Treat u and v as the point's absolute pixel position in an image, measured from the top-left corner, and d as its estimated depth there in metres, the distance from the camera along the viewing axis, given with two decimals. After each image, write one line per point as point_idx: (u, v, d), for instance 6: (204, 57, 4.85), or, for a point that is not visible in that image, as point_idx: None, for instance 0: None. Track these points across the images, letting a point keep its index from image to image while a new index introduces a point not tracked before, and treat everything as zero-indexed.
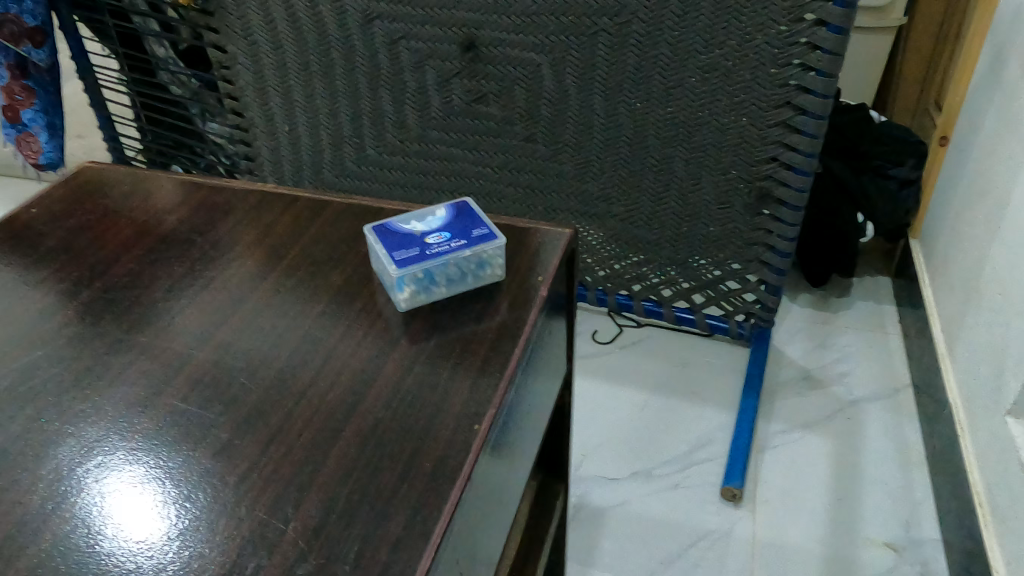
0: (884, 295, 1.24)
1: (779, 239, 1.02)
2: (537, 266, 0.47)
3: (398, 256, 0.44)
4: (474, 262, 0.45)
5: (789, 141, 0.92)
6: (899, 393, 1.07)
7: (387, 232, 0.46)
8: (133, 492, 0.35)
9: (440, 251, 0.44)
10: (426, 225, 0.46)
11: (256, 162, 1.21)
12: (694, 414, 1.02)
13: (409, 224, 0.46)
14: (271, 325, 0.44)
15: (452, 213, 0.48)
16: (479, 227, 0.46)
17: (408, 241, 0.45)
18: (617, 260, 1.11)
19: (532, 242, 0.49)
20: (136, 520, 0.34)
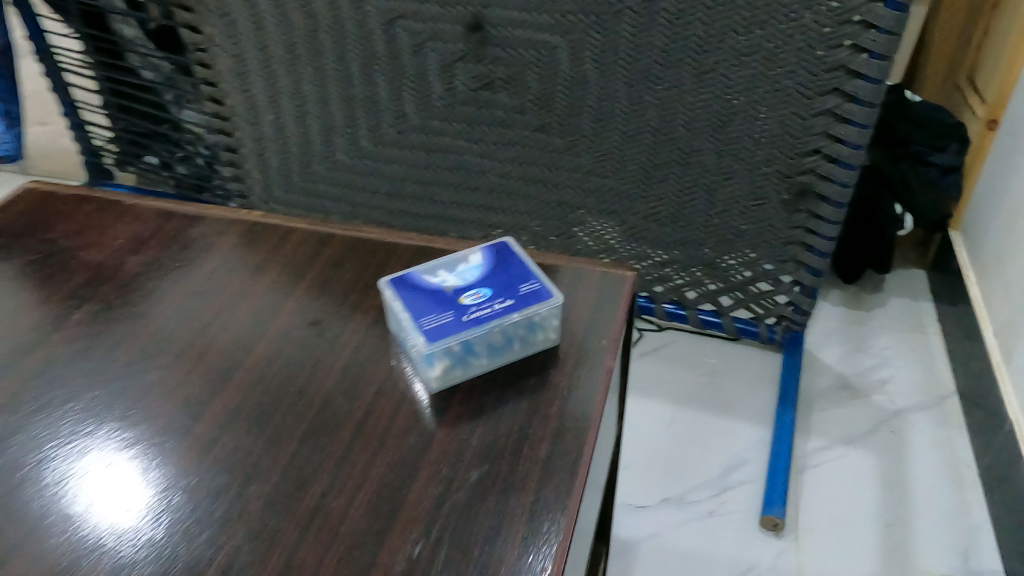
0: (920, 291, 1.15)
1: (819, 238, 0.92)
2: (595, 326, 0.43)
3: (431, 325, 0.40)
4: (522, 326, 0.41)
5: (836, 132, 0.82)
6: (945, 402, 0.98)
7: (415, 293, 0.42)
8: (112, 475, 0.36)
9: (479, 316, 0.40)
10: (462, 283, 0.43)
11: (239, 154, 1.09)
12: (728, 430, 0.94)
13: (442, 283, 0.43)
14: (292, 412, 0.38)
15: (493, 266, 0.44)
16: (524, 285, 0.42)
17: (442, 305, 0.41)
18: (639, 261, 1.02)
19: (592, 298, 0.44)
20: (112, 504, 0.35)
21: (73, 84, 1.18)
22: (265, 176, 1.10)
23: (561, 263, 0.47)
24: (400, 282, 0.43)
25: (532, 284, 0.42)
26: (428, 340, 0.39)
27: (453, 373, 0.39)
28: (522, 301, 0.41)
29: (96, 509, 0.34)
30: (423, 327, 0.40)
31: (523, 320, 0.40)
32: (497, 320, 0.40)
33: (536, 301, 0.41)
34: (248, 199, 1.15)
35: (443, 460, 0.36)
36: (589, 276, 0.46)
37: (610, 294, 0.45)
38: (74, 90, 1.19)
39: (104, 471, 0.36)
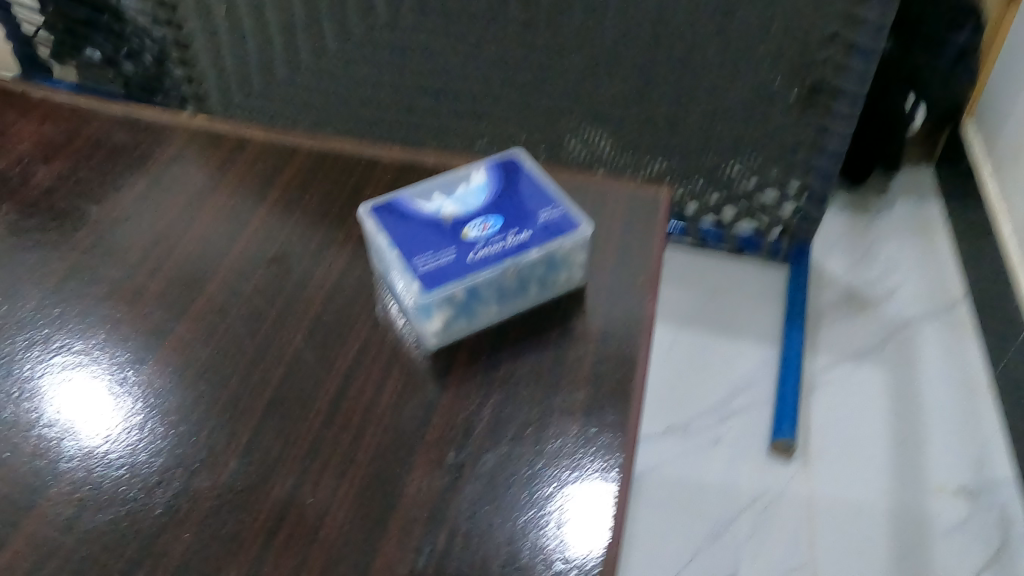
0: (927, 191, 1.08)
1: (832, 139, 0.84)
2: (624, 259, 0.38)
3: (429, 267, 0.34)
4: (539, 263, 0.35)
5: (856, 16, 0.74)
6: (955, 308, 0.92)
7: (406, 223, 0.36)
8: (86, 384, 0.33)
9: (487, 254, 0.34)
10: (463, 208, 0.36)
11: (188, 52, 0.95)
12: (733, 350, 0.90)
13: (439, 207, 0.36)
14: (264, 372, 0.33)
15: (499, 185, 0.37)
16: (539, 211, 0.36)
17: (441, 238, 0.35)
18: (636, 171, 0.95)
19: (620, 223, 0.40)
20: (89, 415, 0.32)
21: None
22: (220, 76, 0.97)
23: (585, 180, 0.42)
24: (387, 207, 0.36)
25: (549, 211, 0.36)
26: (428, 289, 0.33)
27: (455, 324, 0.34)
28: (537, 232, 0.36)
29: (73, 420, 0.32)
30: (419, 269, 0.34)
31: (542, 258, 0.35)
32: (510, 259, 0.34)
33: (556, 235, 0.35)
34: (203, 103, 1.01)
35: (447, 435, 0.31)
36: (615, 195, 0.41)
37: (641, 218, 0.40)
38: None
39: (73, 381, 0.33)
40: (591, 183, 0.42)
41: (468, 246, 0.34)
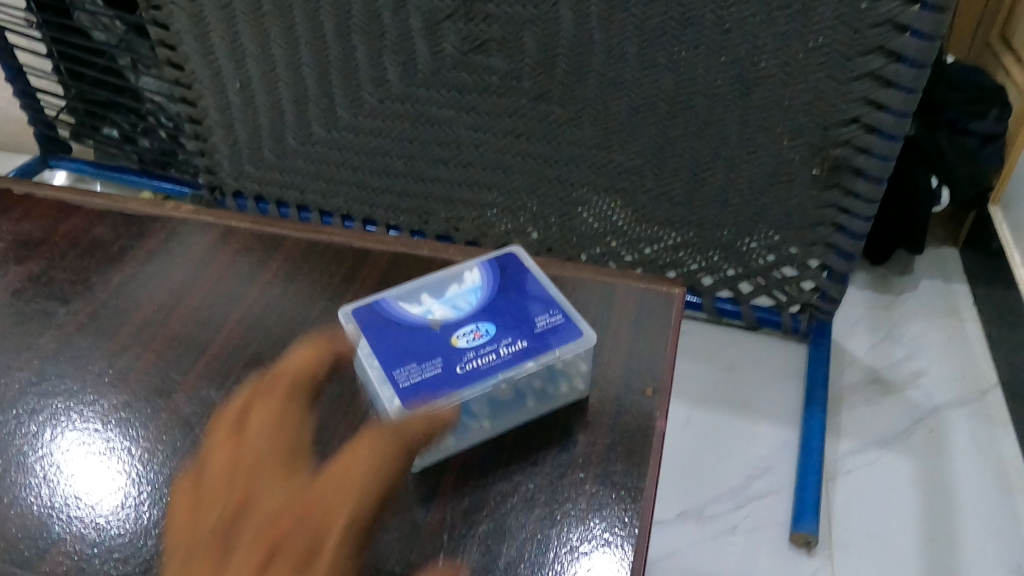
0: (952, 271, 1.04)
1: (852, 218, 0.82)
2: (638, 373, 0.44)
3: (418, 389, 0.40)
4: (541, 374, 0.43)
5: (877, 97, 0.72)
6: (986, 396, 0.88)
7: (402, 336, 0.43)
8: (94, 457, 0.40)
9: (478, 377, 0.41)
10: (458, 315, 0.44)
11: (202, 126, 0.98)
12: (750, 431, 0.86)
13: (436, 315, 0.44)
14: (266, 488, 0.38)
15: (490, 288, 0.46)
16: (527, 317, 0.44)
17: (433, 348, 0.42)
18: (649, 244, 0.93)
19: (634, 319, 0.48)
20: (94, 482, 0.39)
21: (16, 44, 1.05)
22: (233, 147, 0.99)
23: (600, 279, 0.50)
24: (385, 320, 0.44)
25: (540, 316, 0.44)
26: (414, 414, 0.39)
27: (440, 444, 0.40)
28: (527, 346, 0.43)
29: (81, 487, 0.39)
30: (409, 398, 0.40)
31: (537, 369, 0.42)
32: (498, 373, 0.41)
33: (554, 347, 0.42)
34: (215, 175, 1.03)
35: None
36: (626, 292, 0.49)
37: (653, 316, 0.48)
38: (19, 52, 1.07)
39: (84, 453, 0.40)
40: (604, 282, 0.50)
41: (456, 361, 0.42)
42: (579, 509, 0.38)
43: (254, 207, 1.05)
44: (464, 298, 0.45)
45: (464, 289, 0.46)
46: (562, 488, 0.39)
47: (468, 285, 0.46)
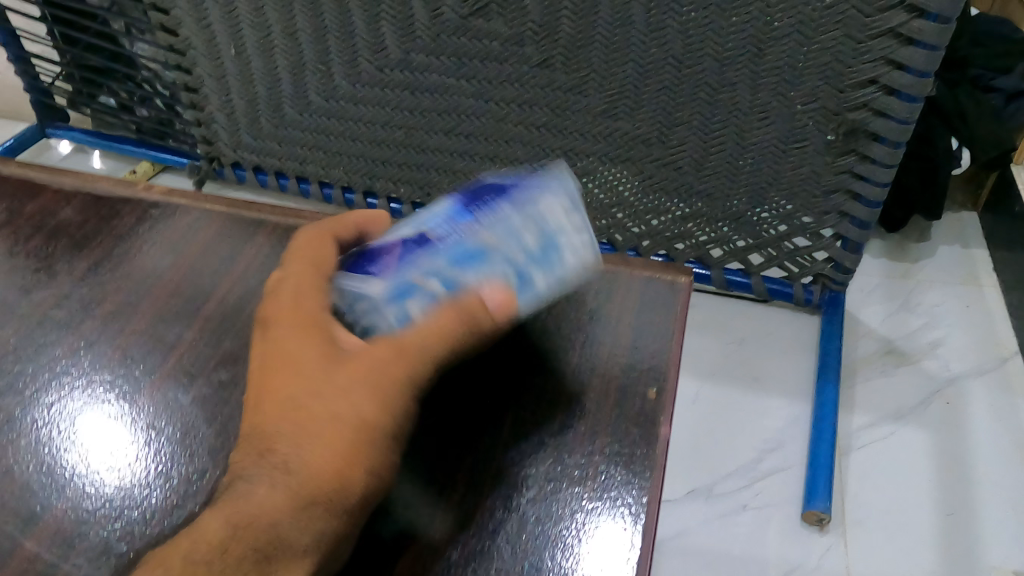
0: (972, 235, 1.01)
1: (869, 185, 0.79)
2: (637, 347, 0.52)
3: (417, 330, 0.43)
4: (532, 236, 0.44)
5: (898, 57, 0.68)
6: (1006, 365, 0.85)
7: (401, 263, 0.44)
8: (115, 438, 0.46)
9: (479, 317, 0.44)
10: (460, 238, 0.44)
11: (198, 94, 0.96)
12: (762, 406, 0.84)
13: (437, 238, 0.45)
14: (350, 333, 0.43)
15: (494, 207, 0.45)
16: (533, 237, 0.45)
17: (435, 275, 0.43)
18: (657, 215, 0.91)
19: (635, 303, 0.55)
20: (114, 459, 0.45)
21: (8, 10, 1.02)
22: (230, 118, 0.97)
23: (603, 264, 0.57)
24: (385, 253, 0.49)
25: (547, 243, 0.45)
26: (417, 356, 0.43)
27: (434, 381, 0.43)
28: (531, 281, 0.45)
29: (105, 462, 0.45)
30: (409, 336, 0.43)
31: (495, 219, 0.44)
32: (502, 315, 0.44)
33: (504, 199, 0.45)
34: (213, 145, 1.01)
35: None
36: (629, 276, 0.56)
37: (653, 296, 0.55)
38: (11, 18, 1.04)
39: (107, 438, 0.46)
40: (610, 267, 0.57)
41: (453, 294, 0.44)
42: (580, 517, 0.43)
43: (253, 177, 1.03)
44: (463, 215, 0.45)
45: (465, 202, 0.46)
46: (556, 501, 0.44)
47: (472, 206, 0.45)
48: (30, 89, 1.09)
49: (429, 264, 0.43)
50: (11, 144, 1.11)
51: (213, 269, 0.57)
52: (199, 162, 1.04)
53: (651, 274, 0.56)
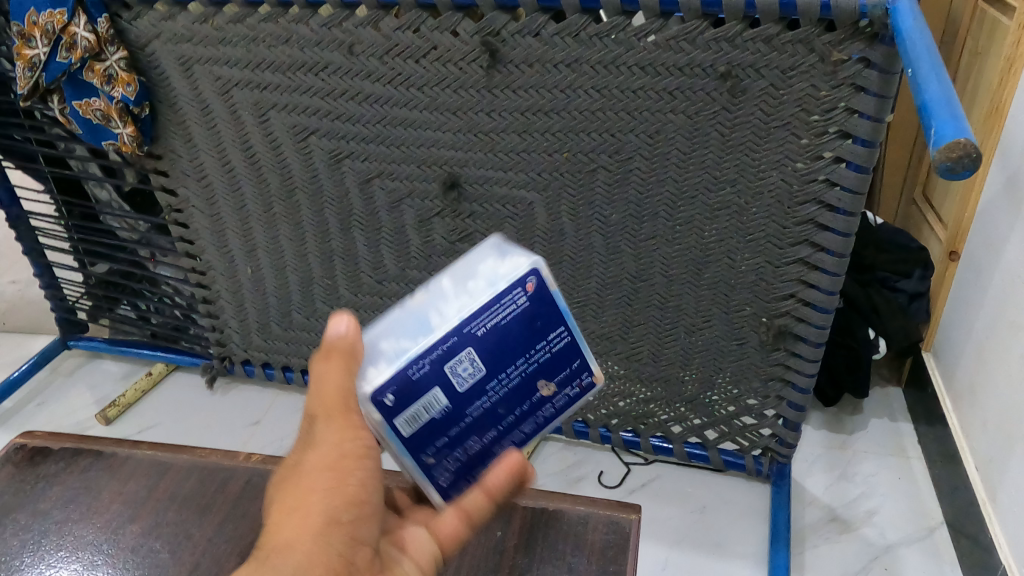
0: (897, 409, 1.15)
1: (798, 374, 0.91)
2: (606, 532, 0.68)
3: (433, 449, 0.48)
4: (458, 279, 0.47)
5: (809, 278, 0.83)
6: (934, 534, 0.96)
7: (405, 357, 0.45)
8: None
9: (484, 436, 0.49)
10: (482, 349, 0.46)
11: (215, 304, 1.10)
12: (725, 574, 0.94)
13: (465, 350, 0.45)
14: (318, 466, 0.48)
15: (506, 317, 0.46)
16: (538, 350, 0.48)
17: (452, 388, 0.46)
18: (623, 397, 1.02)
19: (601, 521, 0.69)
20: None
21: (46, 244, 1.17)
22: (243, 323, 1.11)
23: (564, 503, 0.70)
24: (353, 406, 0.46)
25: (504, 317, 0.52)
26: (428, 470, 0.49)
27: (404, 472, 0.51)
28: (534, 401, 0.50)
29: None
30: (420, 442, 0.47)
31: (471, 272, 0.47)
32: (509, 436, 0.50)
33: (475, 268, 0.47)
34: (225, 346, 1.15)
35: None
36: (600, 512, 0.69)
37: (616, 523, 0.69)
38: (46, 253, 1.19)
39: None
40: (583, 505, 0.70)
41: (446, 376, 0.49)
42: None
43: (261, 371, 1.15)
44: (483, 322, 0.45)
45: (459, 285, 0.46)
46: None
47: (484, 305, 0.45)
48: (55, 308, 1.22)
49: (450, 372, 0.46)
50: (36, 357, 1.22)
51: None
52: (212, 361, 1.17)
53: (613, 511, 0.69)
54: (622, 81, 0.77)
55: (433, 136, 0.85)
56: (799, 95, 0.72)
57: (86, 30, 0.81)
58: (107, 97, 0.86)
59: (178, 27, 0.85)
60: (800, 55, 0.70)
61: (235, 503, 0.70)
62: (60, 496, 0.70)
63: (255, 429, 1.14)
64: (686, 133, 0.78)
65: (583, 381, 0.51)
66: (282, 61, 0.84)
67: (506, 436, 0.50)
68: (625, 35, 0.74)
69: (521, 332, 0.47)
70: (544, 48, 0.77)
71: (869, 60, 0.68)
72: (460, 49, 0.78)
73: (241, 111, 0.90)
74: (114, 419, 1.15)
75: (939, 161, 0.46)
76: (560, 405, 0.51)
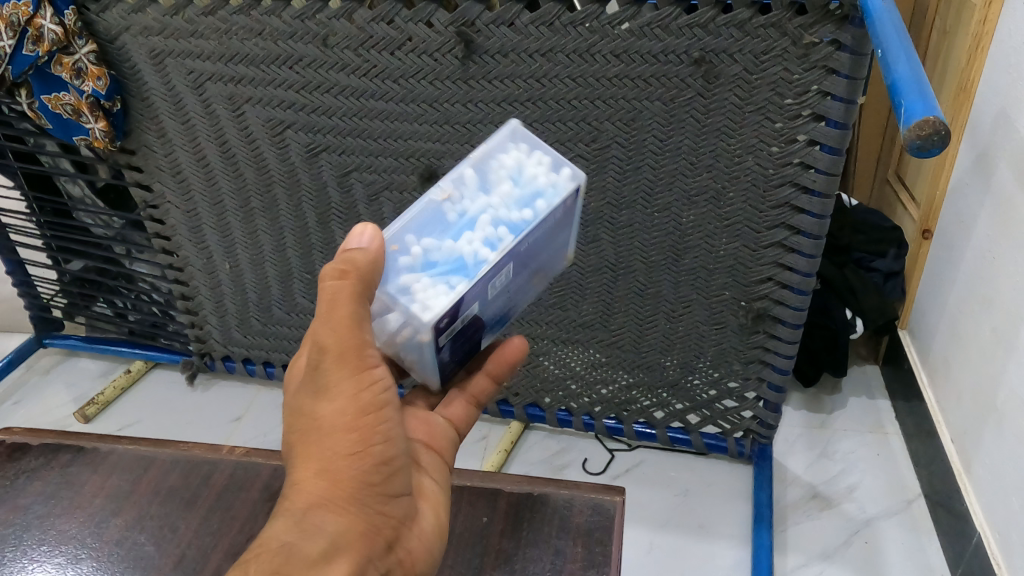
0: (875, 388, 1.16)
1: (777, 356, 0.92)
2: (592, 513, 0.69)
3: (448, 347, 0.53)
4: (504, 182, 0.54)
5: (786, 261, 0.84)
6: (912, 506, 0.98)
7: (454, 258, 0.50)
8: None
9: (485, 321, 0.56)
10: (516, 260, 0.52)
11: (194, 300, 1.10)
12: (709, 554, 0.96)
13: (507, 264, 0.51)
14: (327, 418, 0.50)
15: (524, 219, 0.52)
16: (550, 247, 0.57)
17: (484, 298, 0.52)
18: (605, 385, 1.03)
19: (587, 503, 0.69)
20: None
21: (18, 243, 1.15)
22: (222, 318, 1.10)
23: (550, 489, 0.71)
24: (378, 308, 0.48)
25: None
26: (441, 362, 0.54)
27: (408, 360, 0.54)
28: (523, 281, 0.57)
29: None
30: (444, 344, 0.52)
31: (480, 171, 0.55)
32: (496, 315, 0.57)
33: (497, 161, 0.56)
34: (205, 342, 1.14)
35: None
36: (586, 495, 0.70)
37: (602, 504, 0.69)
38: (18, 251, 1.17)
39: None
40: (568, 490, 0.70)
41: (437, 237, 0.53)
42: None
43: (242, 368, 1.15)
44: (527, 239, 0.52)
45: (507, 197, 0.53)
46: None
47: (538, 219, 0.52)
48: (30, 306, 1.21)
49: (491, 285, 0.51)
50: (11, 356, 1.21)
51: (263, 481, 0.72)
52: (192, 357, 1.17)
53: (597, 494, 0.70)
54: (597, 69, 0.77)
55: (409, 127, 0.85)
56: (773, 79, 0.73)
57: (53, 22, 0.80)
58: (77, 91, 0.85)
59: (148, 20, 0.84)
60: (772, 39, 0.71)
61: (222, 496, 0.70)
62: (41, 492, 0.70)
63: (237, 426, 1.13)
64: (662, 119, 0.79)
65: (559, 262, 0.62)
66: (256, 54, 0.83)
67: (494, 316, 0.57)
68: (599, 23, 0.74)
69: (545, 237, 0.55)
70: (519, 38, 0.76)
71: (840, 43, 0.69)
72: (435, 39, 0.78)
73: (214, 105, 0.89)
74: (92, 417, 1.15)
75: (910, 139, 0.47)
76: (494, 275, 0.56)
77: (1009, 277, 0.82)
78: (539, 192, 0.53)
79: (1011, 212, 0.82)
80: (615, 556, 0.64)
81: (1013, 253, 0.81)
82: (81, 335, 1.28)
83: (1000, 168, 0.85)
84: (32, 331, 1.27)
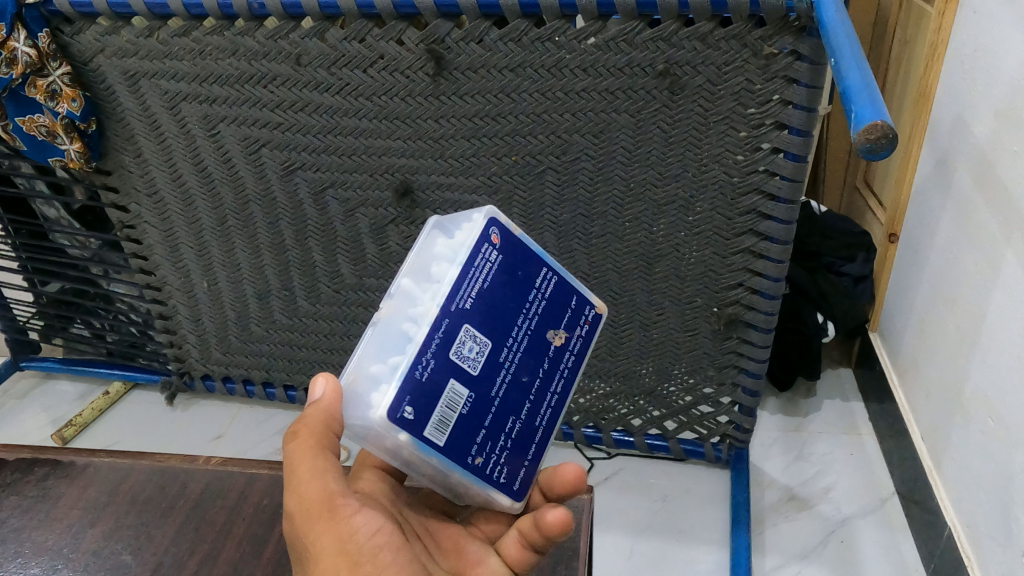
0: (849, 390, 1.18)
1: (750, 360, 0.94)
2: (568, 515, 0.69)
3: (477, 448, 0.52)
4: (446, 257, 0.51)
5: (755, 267, 0.86)
6: (887, 505, 0.99)
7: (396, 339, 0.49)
8: None
9: (521, 412, 0.54)
10: (477, 324, 0.51)
11: (172, 319, 1.10)
12: (689, 557, 0.97)
13: (462, 329, 0.50)
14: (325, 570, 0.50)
15: (488, 280, 0.51)
16: (532, 301, 0.54)
17: (467, 373, 0.51)
18: (583, 394, 1.04)
19: None
20: None
21: None
22: (201, 337, 1.11)
23: None
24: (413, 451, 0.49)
25: None
26: (481, 471, 0.52)
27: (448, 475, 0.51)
28: (548, 355, 0.55)
29: None
30: (459, 447, 0.51)
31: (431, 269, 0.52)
32: (541, 403, 0.55)
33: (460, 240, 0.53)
34: (184, 362, 1.15)
35: None
36: None
37: None
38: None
39: None
40: None
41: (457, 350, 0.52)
42: None
43: (221, 386, 1.15)
44: (468, 294, 0.50)
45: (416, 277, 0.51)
46: None
47: (462, 275, 0.50)
48: (6, 328, 1.20)
49: (457, 357, 0.50)
50: None
51: (239, 492, 0.71)
52: (171, 377, 1.17)
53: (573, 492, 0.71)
54: (564, 83, 0.79)
55: (383, 144, 0.86)
56: (735, 89, 0.75)
57: (27, 44, 0.81)
58: (51, 112, 0.86)
59: (122, 42, 0.85)
60: (734, 51, 0.73)
61: (200, 508, 0.70)
62: (19, 506, 0.70)
63: (217, 443, 1.13)
64: (629, 131, 0.80)
65: (587, 316, 0.58)
66: (230, 74, 0.85)
67: (539, 406, 0.55)
68: (566, 38, 0.76)
69: (504, 290, 0.52)
70: (488, 54, 0.78)
71: (799, 53, 0.71)
72: (406, 57, 0.80)
73: (190, 126, 0.90)
74: (71, 438, 1.14)
75: (860, 143, 0.49)
76: (574, 349, 0.57)
77: (971, 278, 0.84)
78: (438, 258, 0.51)
79: (972, 213, 0.84)
80: (584, 551, 0.66)
81: (974, 253, 0.84)
82: (58, 357, 1.28)
83: (960, 172, 0.87)
84: (8, 354, 1.27)
